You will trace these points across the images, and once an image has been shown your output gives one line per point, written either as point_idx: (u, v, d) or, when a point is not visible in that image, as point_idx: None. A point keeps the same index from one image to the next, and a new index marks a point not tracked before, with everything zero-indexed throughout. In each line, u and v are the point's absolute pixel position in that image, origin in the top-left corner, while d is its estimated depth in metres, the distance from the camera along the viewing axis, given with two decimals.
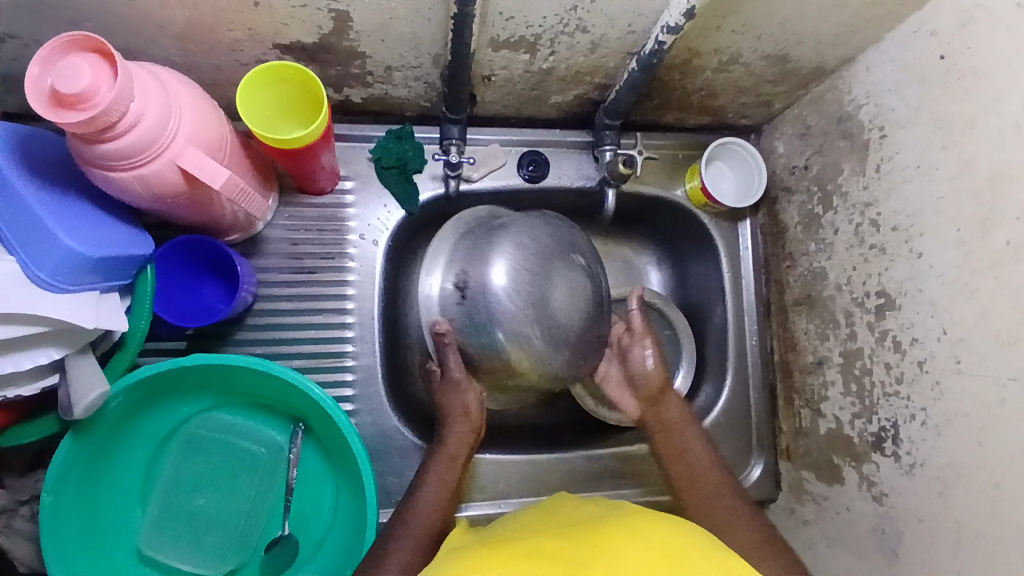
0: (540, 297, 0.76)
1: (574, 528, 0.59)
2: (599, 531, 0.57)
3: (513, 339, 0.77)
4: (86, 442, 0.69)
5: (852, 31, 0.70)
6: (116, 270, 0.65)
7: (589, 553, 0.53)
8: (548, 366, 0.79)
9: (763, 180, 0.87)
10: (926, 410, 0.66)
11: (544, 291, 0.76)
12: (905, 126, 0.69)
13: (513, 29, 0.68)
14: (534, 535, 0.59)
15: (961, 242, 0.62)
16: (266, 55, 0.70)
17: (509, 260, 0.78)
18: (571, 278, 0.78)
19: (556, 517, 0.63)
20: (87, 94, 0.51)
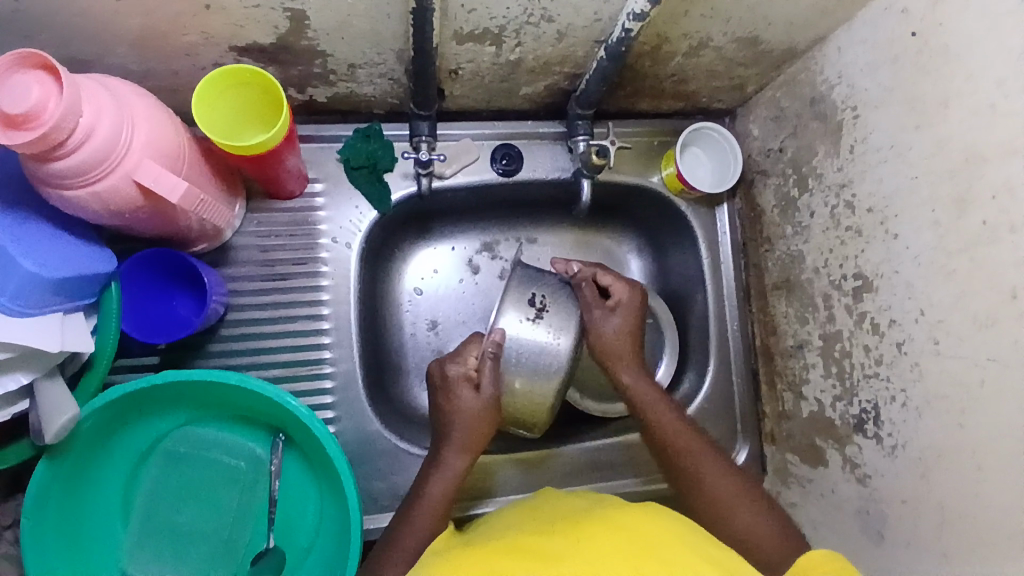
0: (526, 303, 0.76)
1: (556, 524, 0.59)
2: (580, 527, 0.57)
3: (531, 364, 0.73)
4: (61, 465, 0.67)
5: (822, 11, 0.69)
6: (79, 289, 0.63)
7: (572, 549, 0.53)
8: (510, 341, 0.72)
9: (739, 164, 0.87)
10: (906, 392, 0.67)
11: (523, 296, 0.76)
12: (877, 106, 0.68)
13: (477, 22, 0.66)
14: (516, 532, 0.59)
15: (937, 222, 0.62)
16: (223, 58, 0.68)
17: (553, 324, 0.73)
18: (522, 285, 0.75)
19: (537, 513, 0.63)
20: (34, 112, 0.49)
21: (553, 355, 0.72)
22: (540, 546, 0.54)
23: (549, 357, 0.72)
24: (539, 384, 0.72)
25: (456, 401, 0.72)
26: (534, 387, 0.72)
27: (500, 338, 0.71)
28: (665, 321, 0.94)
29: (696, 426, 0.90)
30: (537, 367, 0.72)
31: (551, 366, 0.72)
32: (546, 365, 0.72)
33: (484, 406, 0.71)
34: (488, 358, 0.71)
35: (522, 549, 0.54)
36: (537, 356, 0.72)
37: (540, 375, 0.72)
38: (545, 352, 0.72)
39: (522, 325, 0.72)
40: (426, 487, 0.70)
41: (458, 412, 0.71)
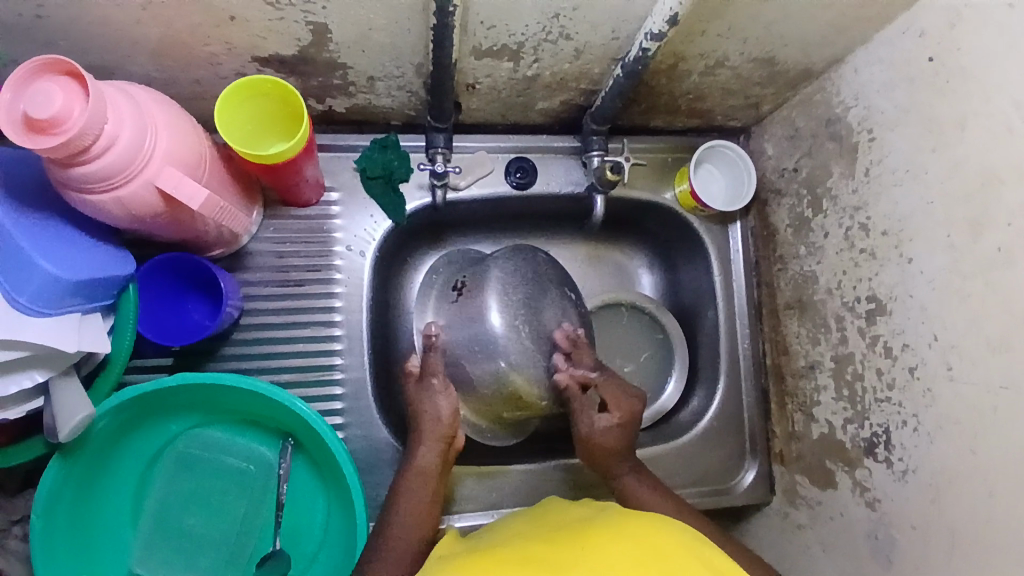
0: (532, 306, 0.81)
1: (561, 531, 0.59)
2: (586, 534, 0.57)
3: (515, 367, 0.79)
4: (73, 464, 0.69)
5: (839, 33, 0.69)
6: (98, 290, 0.64)
7: (571, 556, 0.53)
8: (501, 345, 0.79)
9: (753, 183, 0.87)
10: (918, 416, 0.66)
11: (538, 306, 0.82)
12: (893, 129, 0.68)
13: (495, 37, 0.67)
14: (520, 539, 0.59)
15: (952, 247, 0.62)
16: (245, 68, 0.69)
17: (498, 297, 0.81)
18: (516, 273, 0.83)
19: (542, 521, 0.64)
20: (59, 118, 0.50)
21: (489, 332, 0.79)
22: (545, 553, 0.55)
23: (488, 331, 0.79)
24: (489, 362, 0.79)
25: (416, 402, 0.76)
26: (491, 370, 0.79)
27: (437, 330, 0.82)
28: (675, 337, 0.94)
29: (705, 443, 0.89)
30: (483, 351, 0.79)
31: (503, 350, 0.79)
32: (483, 338, 0.79)
33: (445, 403, 0.76)
34: (432, 352, 0.80)
35: (528, 557, 0.54)
36: (473, 333, 0.80)
37: (483, 351, 0.79)
38: (478, 328, 0.80)
39: (449, 311, 0.85)
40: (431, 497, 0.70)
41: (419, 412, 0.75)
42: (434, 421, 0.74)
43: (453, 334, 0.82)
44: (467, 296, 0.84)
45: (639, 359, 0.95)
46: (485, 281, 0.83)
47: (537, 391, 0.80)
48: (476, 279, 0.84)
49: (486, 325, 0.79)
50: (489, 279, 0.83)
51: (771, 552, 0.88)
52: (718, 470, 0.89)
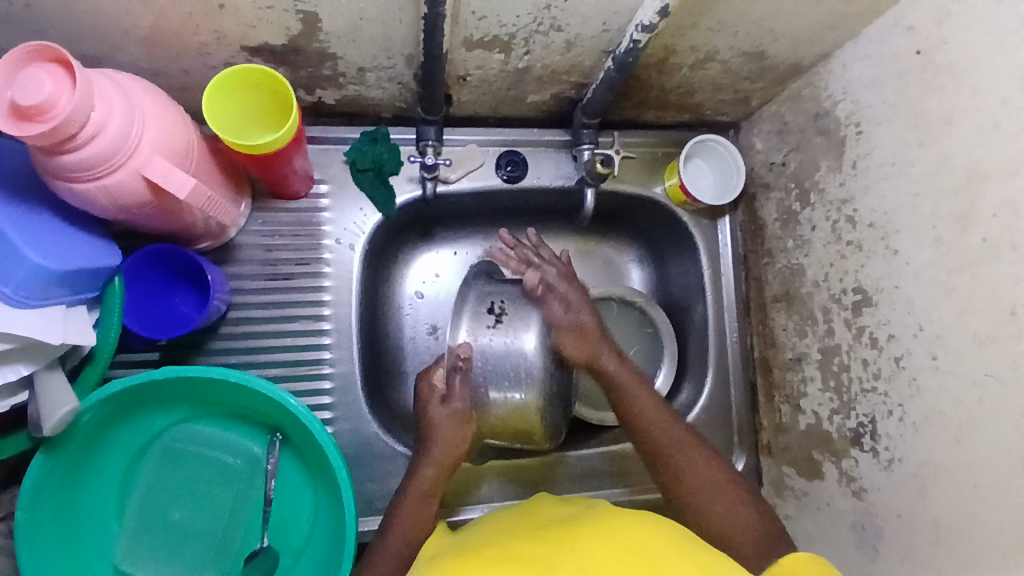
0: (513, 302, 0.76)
1: (550, 528, 0.59)
2: (573, 532, 0.57)
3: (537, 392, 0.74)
4: (59, 458, 0.67)
5: (828, 27, 0.70)
6: (84, 282, 0.63)
7: (563, 555, 0.53)
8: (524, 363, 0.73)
9: (742, 177, 0.87)
10: (904, 407, 0.67)
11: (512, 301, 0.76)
12: (881, 123, 0.69)
13: (486, 29, 0.67)
14: (510, 536, 0.59)
15: (937, 239, 0.63)
16: (234, 58, 0.68)
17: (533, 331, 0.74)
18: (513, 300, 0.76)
19: (531, 517, 0.64)
20: (47, 106, 0.49)
21: (522, 356, 0.73)
22: (534, 551, 0.55)
23: (518, 359, 0.73)
24: (514, 392, 0.74)
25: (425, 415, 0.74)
26: (510, 397, 0.74)
27: (467, 351, 0.73)
28: (665, 331, 0.94)
29: None
30: (509, 372, 0.73)
31: (522, 374, 0.73)
32: (516, 364, 0.74)
33: (454, 420, 0.74)
34: (457, 373, 0.74)
35: (516, 555, 0.54)
36: (505, 360, 0.73)
37: (513, 380, 0.74)
38: (511, 352, 0.74)
39: (483, 336, 0.74)
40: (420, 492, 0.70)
41: (429, 426, 0.74)
42: (445, 441, 0.73)
43: (486, 355, 0.74)
44: (508, 327, 0.74)
45: (629, 352, 0.96)
46: (528, 316, 0.74)
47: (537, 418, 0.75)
48: (517, 308, 0.75)
49: (518, 352, 0.73)
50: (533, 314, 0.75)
51: None
52: None
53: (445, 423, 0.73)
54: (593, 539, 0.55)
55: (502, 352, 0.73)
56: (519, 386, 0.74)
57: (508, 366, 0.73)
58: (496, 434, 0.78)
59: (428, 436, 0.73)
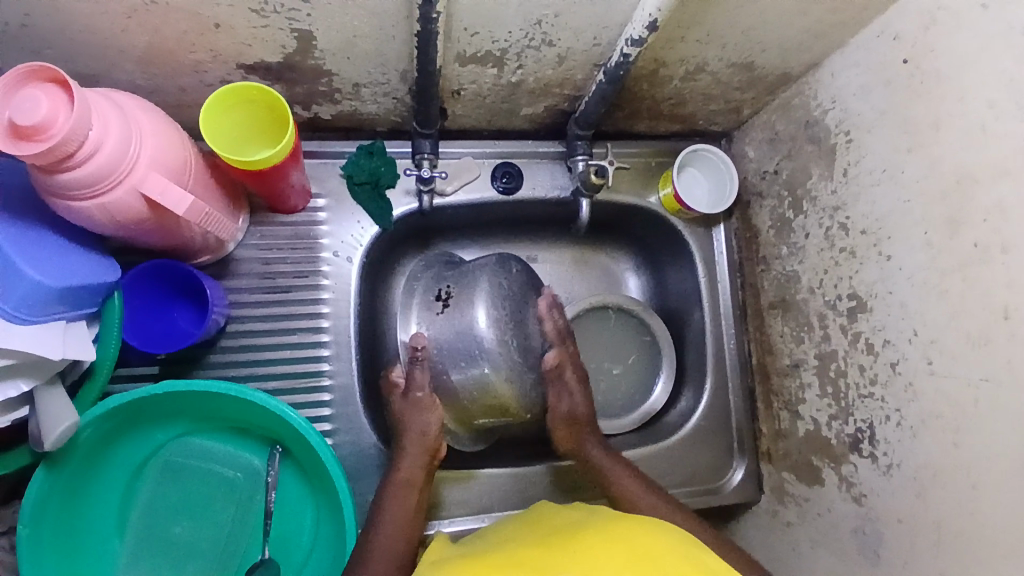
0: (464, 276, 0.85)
1: (553, 536, 0.59)
2: (577, 539, 0.57)
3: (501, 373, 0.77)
4: (60, 474, 0.68)
5: (815, 36, 0.71)
6: (83, 298, 0.64)
7: (569, 560, 0.53)
8: (483, 340, 0.77)
9: (735, 185, 0.88)
10: (901, 411, 0.67)
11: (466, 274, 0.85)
12: (870, 131, 0.69)
13: (479, 44, 0.68)
14: (514, 544, 0.60)
15: (929, 244, 0.63)
16: (231, 75, 0.69)
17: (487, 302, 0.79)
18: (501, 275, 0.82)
19: (534, 525, 0.64)
20: (44, 125, 0.50)
21: (474, 335, 0.78)
22: (539, 558, 0.55)
23: (469, 337, 0.78)
24: (476, 369, 0.78)
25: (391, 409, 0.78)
26: (474, 375, 0.78)
27: (422, 339, 0.80)
28: (662, 339, 0.95)
29: (693, 443, 0.90)
30: (464, 353, 0.78)
31: (476, 351, 0.78)
32: (470, 344, 0.78)
33: (418, 408, 0.77)
34: (417, 365, 0.79)
35: (521, 562, 0.55)
36: (458, 341, 0.79)
37: (472, 360, 0.78)
38: (462, 334, 0.79)
39: (434, 321, 0.83)
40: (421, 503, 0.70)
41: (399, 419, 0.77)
42: (417, 432, 0.76)
43: (441, 339, 0.80)
44: (454, 307, 0.82)
45: (627, 360, 0.96)
46: (473, 291, 0.81)
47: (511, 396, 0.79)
48: (460, 290, 0.83)
49: (467, 330, 0.79)
50: (477, 288, 0.81)
51: (760, 550, 0.88)
52: (707, 470, 0.90)
53: (420, 414, 0.77)
54: (597, 544, 0.55)
55: (454, 331, 0.80)
56: (479, 364, 0.77)
57: (461, 345, 0.78)
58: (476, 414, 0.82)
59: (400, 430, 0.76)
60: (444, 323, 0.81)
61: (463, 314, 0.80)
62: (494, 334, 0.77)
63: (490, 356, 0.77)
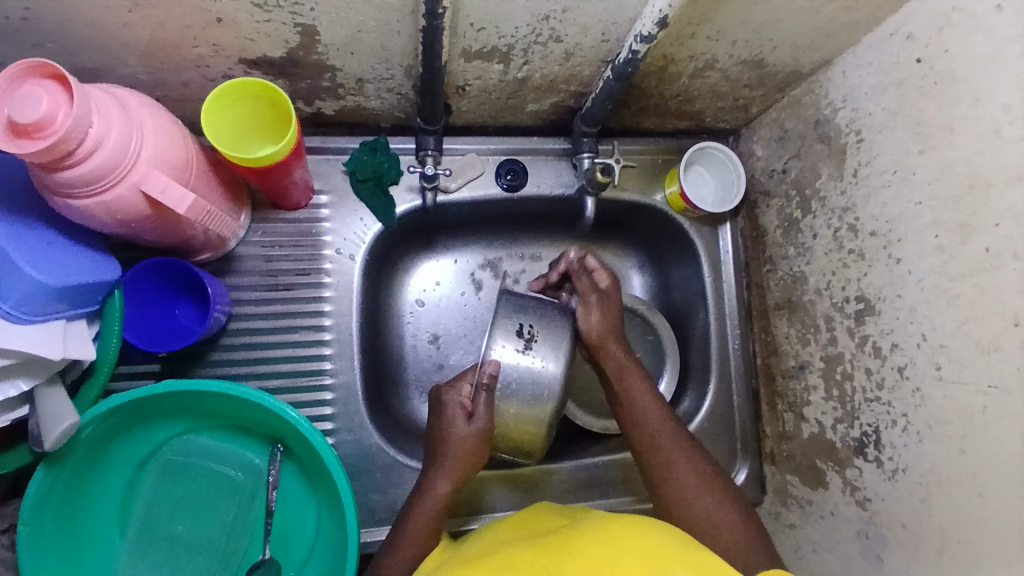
0: (534, 309, 0.73)
1: (547, 537, 0.59)
2: (569, 539, 0.57)
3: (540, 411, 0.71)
4: (61, 471, 0.67)
5: (827, 35, 0.69)
6: (83, 296, 0.63)
7: (560, 563, 0.53)
8: (548, 389, 0.71)
9: (742, 184, 0.87)
10: (907, 416, 0.67)
11: (536, 308, 0.74)
12: (881, 131, 0.68)
13: (485, 39, 0.67)
14: (509, 546, 0.59)
15: (939, 248, 0.62)
16: (233, 70, 0.68)
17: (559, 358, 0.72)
18: (545, 314, 0.73)
19: (529, 527, 0.64)
20: (45, 122, 0.49)
21: (548, 381, 0.71)
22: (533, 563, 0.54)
23: (541, 380, 0.70)
24: (533, 406, 0.71)
25: (449, 433, 0.71)
26: (528, 410, 0.71)
27: (495, 367, 0.70)
28: (667, 338, 0.94)
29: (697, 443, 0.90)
30: (530, 394, 0.71)
31: (541, 392, 0.71)
32: (540, 387, 0.71)
33: (477, 438, 0.71)
34: (481, 390, 0.70)
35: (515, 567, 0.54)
36: (529, 380, 0.70)
37: (536, 399, 0.71)
38: (536, 379, 0.71)
39: (509, 352, 0.70)
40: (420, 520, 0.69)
41: (450, 443, 0.71)
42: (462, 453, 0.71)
43: (512, 375, 0.70)
44: (538, 354, 0.71)
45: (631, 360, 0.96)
46: (563, 340, 0.72)
47: (543, 437, 0.74)
48: (548, 333, 0.72)
49: (543, 374, 0.71)
50: (562, 340, 0.72)
51: None
52: None
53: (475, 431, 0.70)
54: (589, 546, 0.55)
55: (527, 369, 0.70)
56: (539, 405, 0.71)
57: (532, 387, 0.70)
58: (495, 444, 0.75)
59: (445, 450, 0.71)
60: (518, 356, 0.71)
61: (541, 357, 0.71)
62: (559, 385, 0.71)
63: (546, 398, 0.71)
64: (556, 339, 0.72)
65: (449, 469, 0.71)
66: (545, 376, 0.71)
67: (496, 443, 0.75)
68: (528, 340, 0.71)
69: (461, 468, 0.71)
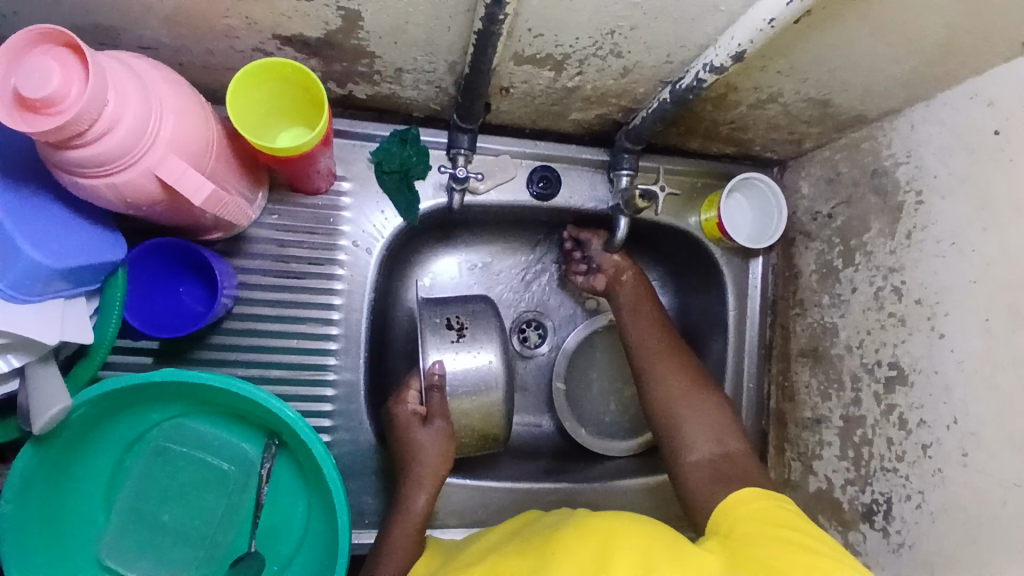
0: (458, 302, 0.80)
1: (532, 540, 0.57)
2: (549, 542, 0.54)
3: (496, 404, 0.77)
4: (48, 451, 0.65)
5: (904, 85, 0.65)
6: (86, 276, 0.60)
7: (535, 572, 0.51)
8: (493, 378, 0.77)
9: (783, 222, 0.83)
10: (923, 494, 0.65)
11: (466, 303, 0.80)
12: (944, 196, 0.64)
13: (541, 46, 0.61)
14: (494, 555, 0.58)
15: (987, 332, 0.59)
16: (264, 45, 0.63)
17: (495, 342, 0.78)
18: (475, 309, 0.79)
19: (516, 530, 0.62)
20: (56, 99, 0.45)
21: (491, 370, 0.77)
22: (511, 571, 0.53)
23: (485, 371, 0.76)
24: (480, 397, 0.76)
25: (410, 438, 0.73)
26: (479, 402, 0.76)
27: (442, 368, 0.75)
28: None
29: None
30: (478, 385, 0.76)
31: (487, 384, 0.76)
32: (484, 378, 0.76)
33: (438, 438, 0.74)
34: (433, 392, 0.75)
35: None
36: (472, 374, 0.76)
37: (483, 390, 0.76)
38: (478, 368, 0.76)
39: (447, 351, 0.76)
40: (399, 533, 0.69)
41: (417, 449, 0.73)
42: (430, 458, 0.73)
43: (456, 371, 0.76)
44: (472, 338, 0.77)
45: None
46: (489, 324, 0.78)
47: (500, 421, 0.78)
48: (477, 321, 0.78)
49: (484, 365, 0.77)
50: (492, 325, 0.79)
51: None
52: None
53: (433, 436, 0.73)
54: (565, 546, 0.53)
55: (467, 360, 0.76)
56: (487, 394, 0.76)
57: (471, 382, 0.76)
58: (461, 446, 0.79)
59: (413, 460, 0.72)
60: (448, 347, 0.76)
61: (472, 345, 0.77)
62: (502, 374, 0.77)
63: (494, 388, 0.77)
64: (490, 329, 0.78)
65: (426, 476, 0.72)
66: (484, 370, 0.76)
67: (464, 446, 0.79)
68: (457, 329, 0.78)
69: (438, 463, 0.73)
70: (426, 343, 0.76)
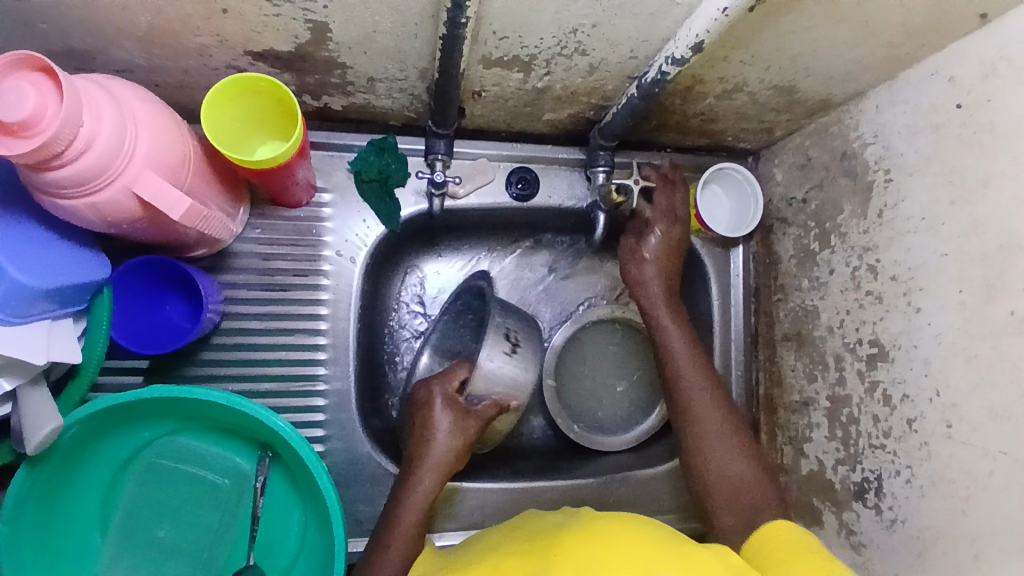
0: (506, 308, 0.80)
1: (536, 540, 0.57)
2: (553, 543, 0.54)
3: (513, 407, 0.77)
4: (40, 472, 0.65)
5: (865, 67, 0.66)
6: (70, 296, 0.61)
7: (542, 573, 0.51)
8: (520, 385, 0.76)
9: (759, 209, 0.84)
10: (912, 468, 0.65)
11: (512, 310, 0.81)
12: (912, 173, 0.66)
13: (507, 48, 0.63)
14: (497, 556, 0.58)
15: (962, 304, 0.60)
16: (237, 62, 0.64)
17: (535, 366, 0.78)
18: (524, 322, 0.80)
19: (517, 529, 0.62)
20: (32, 121, 0.46)
21: (525, 379, 0.77)
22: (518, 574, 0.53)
23: (523, 380, 0.77)
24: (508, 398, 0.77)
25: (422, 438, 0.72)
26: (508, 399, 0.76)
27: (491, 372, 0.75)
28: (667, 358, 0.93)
29: None
30: (510, 389, 0.76)
31: (516, 390, 0.76)
32: (518, 385, 0.76)
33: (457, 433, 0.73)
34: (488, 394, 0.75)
35: None
36: (512, 380, 0.76)
37: (513, 393, 0.76)
38: (518, 375, 0.76)
39: (501, 360, 0.76)
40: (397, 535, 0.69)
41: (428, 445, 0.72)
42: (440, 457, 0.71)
43: (499, 378, 0.75)
44: (520, 357, 0.77)
45: (631, 378, 0.94)
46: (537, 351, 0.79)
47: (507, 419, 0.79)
48: (529, 341, 0.79)
49: (525, 377, 0.77)
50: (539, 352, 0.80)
51: None
52: None
53: (447, 432, 0.72)
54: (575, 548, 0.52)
55: (511, 374, 0.76)
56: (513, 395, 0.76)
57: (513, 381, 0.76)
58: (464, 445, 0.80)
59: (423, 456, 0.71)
60: (504, 356, 0.76)
61: (519, 357, 0.77)
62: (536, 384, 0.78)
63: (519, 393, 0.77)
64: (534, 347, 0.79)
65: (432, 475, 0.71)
66: (521, 377, 0.76)
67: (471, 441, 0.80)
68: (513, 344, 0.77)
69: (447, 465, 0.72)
70: (484, 343, 0.75)
